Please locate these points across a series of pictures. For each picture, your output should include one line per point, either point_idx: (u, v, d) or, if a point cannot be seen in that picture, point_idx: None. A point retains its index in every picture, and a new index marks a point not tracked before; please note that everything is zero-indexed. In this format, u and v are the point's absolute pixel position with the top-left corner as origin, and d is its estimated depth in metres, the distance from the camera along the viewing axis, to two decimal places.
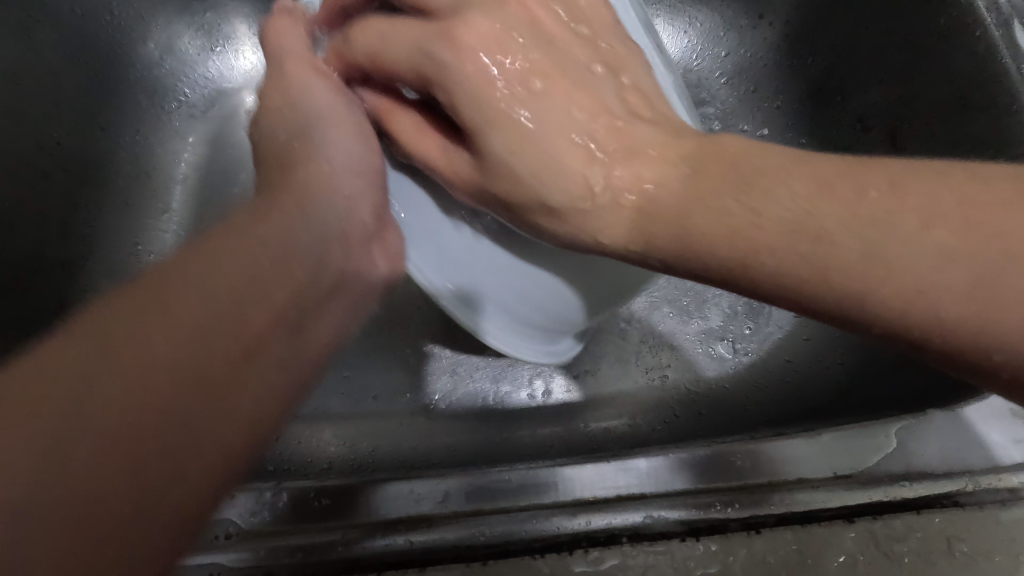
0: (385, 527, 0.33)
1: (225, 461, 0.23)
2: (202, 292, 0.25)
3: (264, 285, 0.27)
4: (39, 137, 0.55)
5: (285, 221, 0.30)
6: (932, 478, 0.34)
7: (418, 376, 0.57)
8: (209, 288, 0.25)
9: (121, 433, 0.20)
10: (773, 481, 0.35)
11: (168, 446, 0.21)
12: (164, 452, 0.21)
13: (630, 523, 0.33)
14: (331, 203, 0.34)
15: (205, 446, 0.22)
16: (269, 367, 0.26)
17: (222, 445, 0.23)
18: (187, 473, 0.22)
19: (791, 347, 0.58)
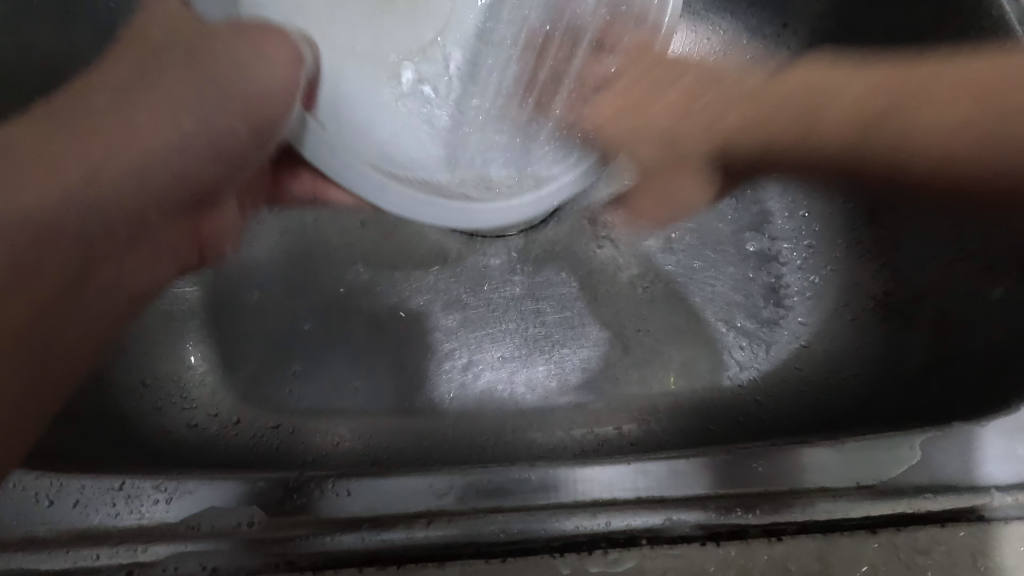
0: (403, 521, 0.33)
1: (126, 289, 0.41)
2: (139, 173, 0.39)
3: (157, 168, 0.40)
4: None
5: (174, 103, 0.40)
6: (957, 491, 0.34)
7: (441, 371, 0.58)
8: (137, 171, 0.39)
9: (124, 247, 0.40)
10: (795, 488, 0.34)
11: (27, 288, 0.33)
12: (89, 315, 0.38)
13: (650, 525, 0.33)
14: (193, 93, 0.40)
15: (82, 325, 0.37)
16: (101, 293, 0.39)
17: (113, 301, 0.40)
18: (117, 295, 0.41)
19: (807, 353, 0.58)
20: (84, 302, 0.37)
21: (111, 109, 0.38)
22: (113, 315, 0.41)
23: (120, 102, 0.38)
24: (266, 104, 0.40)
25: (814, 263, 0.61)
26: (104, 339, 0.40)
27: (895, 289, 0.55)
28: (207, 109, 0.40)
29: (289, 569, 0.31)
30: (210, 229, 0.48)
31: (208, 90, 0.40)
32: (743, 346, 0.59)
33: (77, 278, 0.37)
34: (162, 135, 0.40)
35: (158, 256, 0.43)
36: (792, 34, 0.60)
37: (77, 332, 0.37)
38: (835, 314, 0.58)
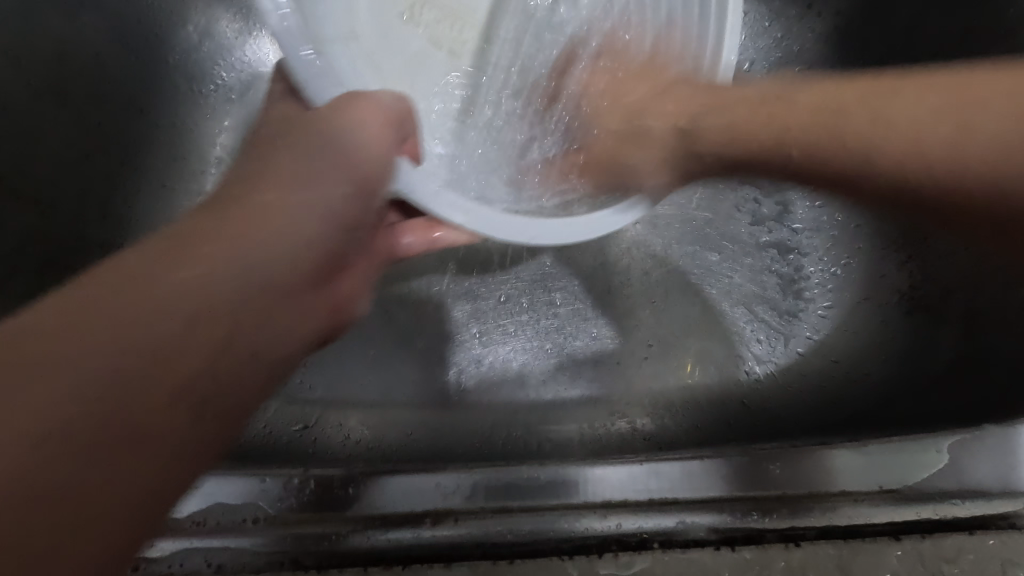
0: (411, 519, 0.33)
1: (250, 385, 0.27)
2: (244, 250, 0.28)
3: (283, 252, 0.29)
4: (80, 119, 0.57)
5: (286, 186, 0.31)
6: (989, 497, 0.33)
7: (454, 364, 0.57)
8: (240, 257, 0.28)
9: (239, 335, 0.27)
10: (815, 492, 0.33)
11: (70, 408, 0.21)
12: (213, 397, 0.25)
13: (663, 528, 0.32)
14: (310, 167, 0.32)
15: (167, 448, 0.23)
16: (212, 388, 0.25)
17: (235, 406, 0.26)
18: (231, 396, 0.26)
19: (831, 346, 0.56)
20: (181, 413, 0.24)
21: (206, 218, 0.29)
22: (240, 404, 0.26)
23: (267, 187, 0.31)
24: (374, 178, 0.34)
25: (840, 259, 0.58)
26: (226, 425, 0.25)
27: (921, 283, 0.53)
28: (327, 185, 0.32)
29: (295, 567, 0.31)
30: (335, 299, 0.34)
31: (325, 163, 0.32)
32: (760, 340, 0.58)
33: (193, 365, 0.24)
34: (287, 209, 0.31)
35: (284, 349, 0.29)
36: (814, 16, 0.58)
37: (179, 447, 0.23)
38: (856, 308, 0.56)
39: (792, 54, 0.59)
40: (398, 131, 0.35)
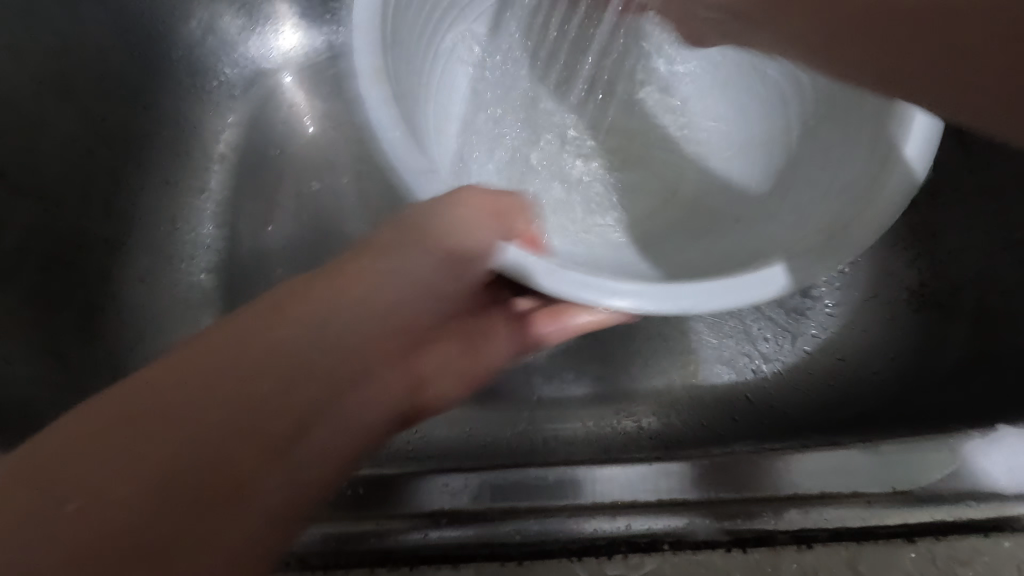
0: (418, 520, 0.32)
1: (349, 449, 0.30)
2: (326, 321, 0.30)
3: (365, 324, 0.32)
4: (85, 112, 0.56)
5: (374, 260, 0.33)
6: (1005, 498, 0.32)
7: None
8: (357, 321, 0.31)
9: (323, 409, 0.29)
10: (826, 492, 0.33)
11: (189, 457, 0.25)
12: (313, 457, 0.28)
13: (673, 529, 0.32)
14: (406, 241, 0.34)
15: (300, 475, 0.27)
16: (307, 449, 0.28)
17: (323, 469, 0.28)
18: (317, 460, 0.28)
19: (840, 344, 0.55)
20: (277, 472, 0.27)
21: (294, 291, 0.31)
22: (338, 456, 0.29)
23: (358, 264, 0.33)
24: (463, 248, 0.34)
25: (849, 255, 0.57)
26: (315, 484, 0.28)
27: (932, 280, 0.53)
28: (421, 260, 0.34)
29: (301, 567, 0.30)
30: (423, 367, 0.37)
31: (419, 251, 0.34)
32: (768, 338, 0.57)
33: (285, 427, 0.27)
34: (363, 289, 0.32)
35: (368, 418, 0.32)
36: None
37: (273, 499, 0.26)
38: (866, 305, 0.55)
39: None
40: (506, 223, 0.35)
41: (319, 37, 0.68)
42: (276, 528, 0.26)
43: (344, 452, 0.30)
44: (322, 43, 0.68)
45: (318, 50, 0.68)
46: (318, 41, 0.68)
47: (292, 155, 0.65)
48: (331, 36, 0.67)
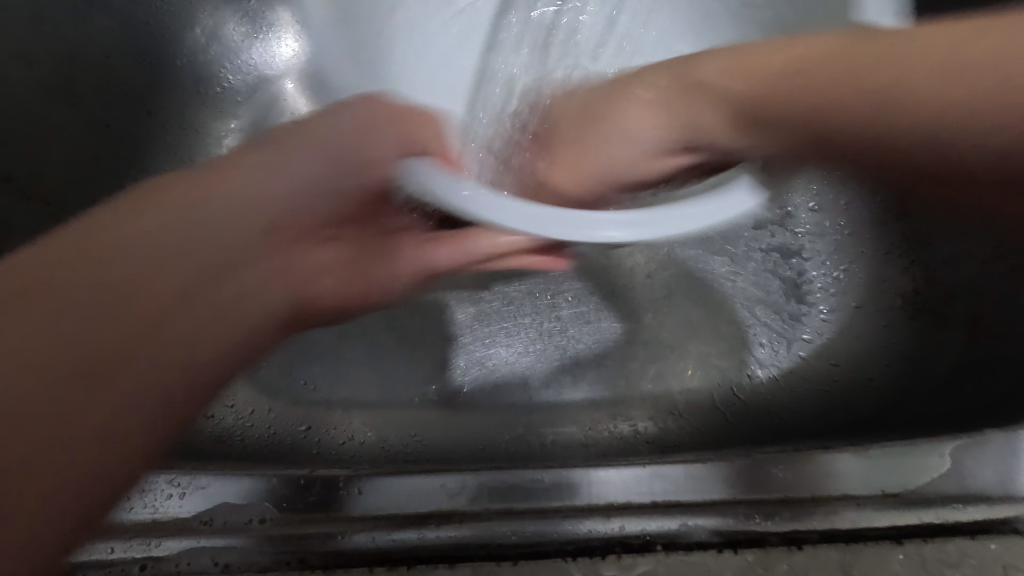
0: (417, 520, 0.33)
1: (257, 318, 0.31)
2: (199, 217, 0.29)
3: (233, 216, 0.30)
4: (88, 116, 0.57)
5: (272, 156, 0.32)
6: (992, 503, 0.33)
7: (457, 369, 0.57)
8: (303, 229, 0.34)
9: (226, 270, 0.30)
10: (816, 495, 0.34)
11: (117, 320, 0.26)
12: (180, 341, 0.27)
13: (666, 531, 0.32)
14: (297, 146, 0.33)
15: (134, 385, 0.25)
16: (177, 330, 0.27)
17: (220, 344, 0.29)
18: (206, 335, 0.28)
19: (835, 349, 0.56)
20: (149, 350, 0.26)
21: (165, 182, 0.30)
22: (211, 365, 0.28)
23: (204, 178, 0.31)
24: (349, 160, 0.34)
25: (844, 262, 0.58)
26: (202, 376, 0.28)
27: (925, 287, 0.54)
28: (304, 155, 0.33)
29: (301, 567, 0.31)
30: (311, 267, 0.34)
31: (311, 151, 0.33)
32: (763, 343, 0.58)
33: (161, 301, 0.27)
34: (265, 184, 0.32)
35: (246, 307, 0.30)
36: None
37: (147, 383, 0.26)
38: (861, 310, 0.56)
39: None
40: (414, 137, 0.35)
41: None
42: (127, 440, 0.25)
43: (210, 347, 0.28)
44: None
45: None
46: None
47: None
48: None
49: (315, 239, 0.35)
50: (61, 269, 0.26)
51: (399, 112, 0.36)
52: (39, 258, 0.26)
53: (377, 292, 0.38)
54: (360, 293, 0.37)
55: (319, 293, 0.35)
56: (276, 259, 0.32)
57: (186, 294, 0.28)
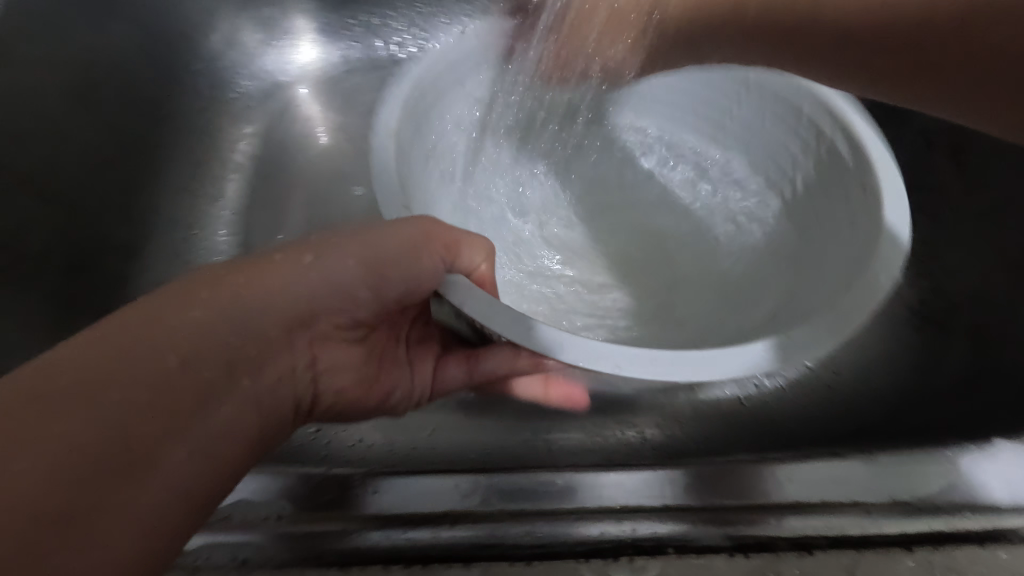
0: (431, 520, 0.33)
1: (276, 404, 0.32)
2: (235, 315, 0.29)
3: (269, 310, 0.31)
4: (107, 123, 0.58)
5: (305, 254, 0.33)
6: (1001, 511, 0.33)
7: None
8: (329, 288, 0.34)
9: (255, 360, 0.30)
10: (825, 501, 0.34)
11: (153, 387, 0.26)
12: (212, 435, 0.27)
13: (677, 533, 0.33)
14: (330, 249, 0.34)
15: (186, 460, 0.26)
16: (210, 421, 0.27)
17: (256, 418, 0.30)
18: (249, 417, 0.29)
19: (842, 360, 0.55)
20: (187, 444, 0.26)
21: (197, 282, 0.30)
22: (244, 436, 0.29)
23: (242, 277, 0.31)
24: (391, 272, 0.35)
25: None
26: (243, 444, 0.29)
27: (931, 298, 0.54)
28: (341, 262, 0.34)
29: (316, 563, 0.31)
30: (324, 363, 0.36)
31: (351, 256, 0.34)
32: None
33: (187, 395, 0.26)
34: (295, 276, 0.32)
35: (273, 395, 0.31)
36: None
37: (187, 469, 0.26)
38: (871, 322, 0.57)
39: None
40: (454, 262, 0.37)
41: (335, 52, 0.71)
42: (186, 505, 0.25)
43: (250, 428, 0.29)
44: (338, 58, 0.71)
45: (334, 65, 0.71)
46: (334, 56, 0.71)
47: (306, 166, 0.67)
48: (347, 51, 0.71)
49: (335, 334, 0.36)
50: (172, 350, 0.27)
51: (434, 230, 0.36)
52: (73, 348, 0.26)
53: (396, 390, 0.42)
54: (365, 393, 0.40)
55: (326, 389, 0.37)
56: (299, 354, 0.33)
57: (209, 391, 0.27)
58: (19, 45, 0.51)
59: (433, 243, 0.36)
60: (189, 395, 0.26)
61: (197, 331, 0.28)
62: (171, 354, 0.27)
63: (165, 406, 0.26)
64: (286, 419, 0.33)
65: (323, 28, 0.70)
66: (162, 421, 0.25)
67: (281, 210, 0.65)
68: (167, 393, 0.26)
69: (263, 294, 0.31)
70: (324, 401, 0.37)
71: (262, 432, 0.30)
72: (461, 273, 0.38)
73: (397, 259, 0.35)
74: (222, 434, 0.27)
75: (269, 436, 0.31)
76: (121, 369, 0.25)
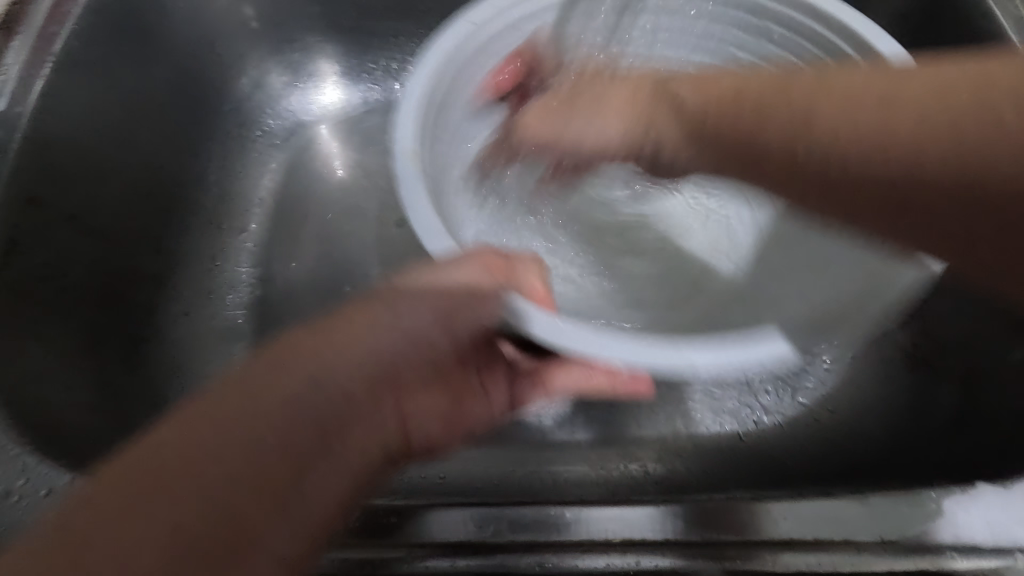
0: (447, 548, 0.36)
1: (366, 463, 0.33)
2: (319, 375, 0.31)
3: (351, 368, 0.33)
4: (145, 160, 0.61)
5: (380, 311, 0.35)
6: (981, 551, 0.35)
7: None
8: (396, 343, 0.34)
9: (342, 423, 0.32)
10: (818, 538, 0.36)
11: (258, 455, 0.28)
12: (309, 499, 0.29)
13: (678, 566, 0.35)
14: (409, 304, 0.35)
15: (290, 521, 0.28)
16: (307, 485, 0.29)
17: (345, 481, 0.31)
18: (338, 482, 0.31)
19: (834, 399, 0.59)
20: (281, 516, 0.28)
21: (285, 347, 0.32)
22: (332, 503, 0.30)
23: (318, 340, 0.32)
24: (461, 315, 0.36)
25: None
26: (336, 503, 0.31)
27: (922, 342, 0.57)
28: (417, 308, 0.35)
29: None
30: (414, 411, 0.38)
31: (426, 303, 0.35)
32: (769, 391, 0.61)
33: (281, 465, 0.29)
34: (374, 334, 0.34)
35: (365, 449, 0.33)
36: None
37: (283, 539, 0.28)
38: (864, 365, 0.59)
39: None
40: (512, 284, 0.38)
41: (356, 94, 0.75)
42: (293, 564, 0.28)
43: (340, 487, 0.31)
44: (358, 99, 0.75)
45: (354, 106, 0.75)
46: (355, 98, 0.75)
47: (326, 202, 0.71)
48: (367, 93, 0.75)
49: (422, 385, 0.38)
50: (273, 427, 0.29)
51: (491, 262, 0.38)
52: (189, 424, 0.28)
53: (476, 409, 0.44)
54: (452, 426, 0.42)
55: (416, 437, 0.39)
56: (387, 408, 0.35)
57: (305, 459, 0.30)
58: (73, 90, 0.53)
59: (505, 273, 0.38)
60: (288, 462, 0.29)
61: (287, 404, 0.30)
62: (267, 423, 0.29)
63: (264, 479, 0.28)
64: (379, 468, 0.35)
65: (345, 72, 0.74)
66: (264, 490, 0.28)
67: (302, 244, 0.68)
68: (263, 463, 0.28)
69: (347, 356, 0.33)
70: (416, 448, 0.39)
71: (357, 481, 0.32)
72: (520, 289, 0.39)
73: (461, 301, 0.36)
74: (316, 491, 0.30)
75: (360, 492, 0.33)
76: (223, 446, 0.28)
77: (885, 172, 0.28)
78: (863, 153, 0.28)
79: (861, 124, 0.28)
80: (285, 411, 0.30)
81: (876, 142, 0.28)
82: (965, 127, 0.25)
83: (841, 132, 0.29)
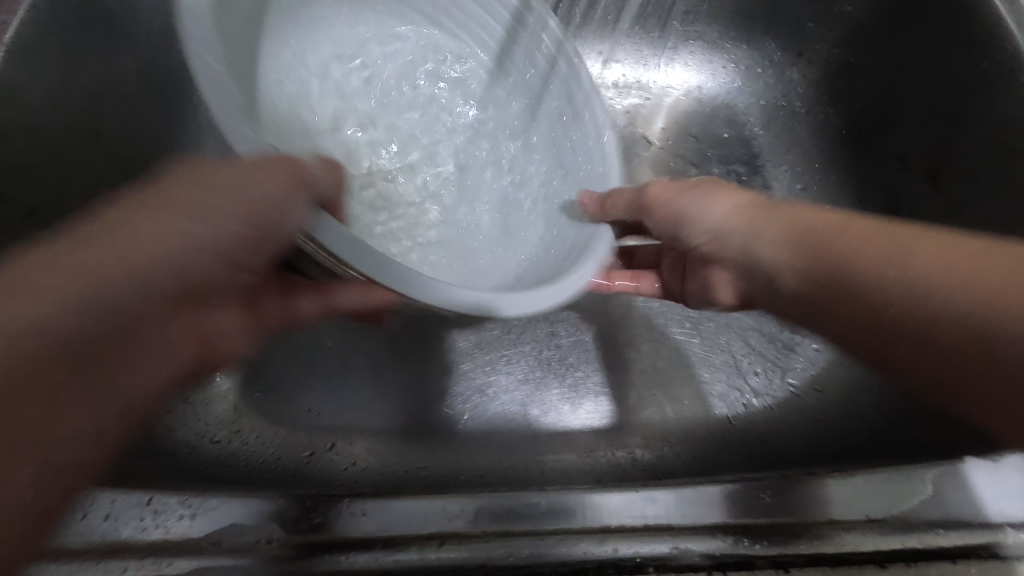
0: (417, 542, 0.34)
1: (166, 359, 0.36)
2: (103, 283, 0.31)
3: (156, 261, 0.33)
4: (109, 152, 0.59)
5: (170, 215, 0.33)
6: (971, 527, 0.34)
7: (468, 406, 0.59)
8: (194, 232, 0.34)
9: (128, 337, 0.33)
10: (803, 520, 0.35)
11: (67, 340, 0.30)
12: (86, 415, 0.31)
13: (658, 553, 0.33)
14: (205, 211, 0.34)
15: (76, 433, 0.31)
16: (92, 391, 0.31)
17: (114, 415, 0.33)
18: (106, 414, 0.33)
19: (823, 379, 0.59)
20: (53, 438, 0.30)
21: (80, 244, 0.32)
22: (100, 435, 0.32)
23: (113, 231, 0.33)
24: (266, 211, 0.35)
25: None
26: (113, 438, 0.34)
27: None
28: (226, 214, 0.35)
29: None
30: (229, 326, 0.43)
31: (236, 202, 0.35)
32: (757, 374, 0.61)
33: (59, 372, 0.30)
34: (179, 234, 0.33)
35: (179, 348, 0.38)
36: (806, 63, 0.68)
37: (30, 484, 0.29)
38: None
39: (798, 78, 0.69)
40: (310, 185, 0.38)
41: None
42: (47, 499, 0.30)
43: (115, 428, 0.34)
44: None
45: None
46: None
47: None
48: None
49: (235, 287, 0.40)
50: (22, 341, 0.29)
51: (299, 167, 0.36)
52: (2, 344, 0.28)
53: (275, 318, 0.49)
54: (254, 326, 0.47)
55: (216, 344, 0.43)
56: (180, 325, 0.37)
57: (98, 360, 0.31)
58: (27, 83, 0.51)
59: (293, 176, 0.36)
60: (103, 350, 0.31)
61: (106, 284, 0.31)
62: (91, 309, 0.30)
63: (61, 378, 0.30)
64: (166, 383, 0.38)
65: None
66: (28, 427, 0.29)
67: None
68: (57, 372, 0.30)
69: (129, 259, 0.32)
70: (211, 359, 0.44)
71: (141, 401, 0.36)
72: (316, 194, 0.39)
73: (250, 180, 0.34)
74: (82, 424, 0.31)
75: (101, 458, 0.34)
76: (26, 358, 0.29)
77: (957, 296, 0.38)
78: (958, 283, 0.38)
79: (953, 276, 0.38)
80: (105, 280, 0.31)
81: (907, 290, 0.39)
82: (943, 300, 0.38)
83: (927, 280, 0.39)
